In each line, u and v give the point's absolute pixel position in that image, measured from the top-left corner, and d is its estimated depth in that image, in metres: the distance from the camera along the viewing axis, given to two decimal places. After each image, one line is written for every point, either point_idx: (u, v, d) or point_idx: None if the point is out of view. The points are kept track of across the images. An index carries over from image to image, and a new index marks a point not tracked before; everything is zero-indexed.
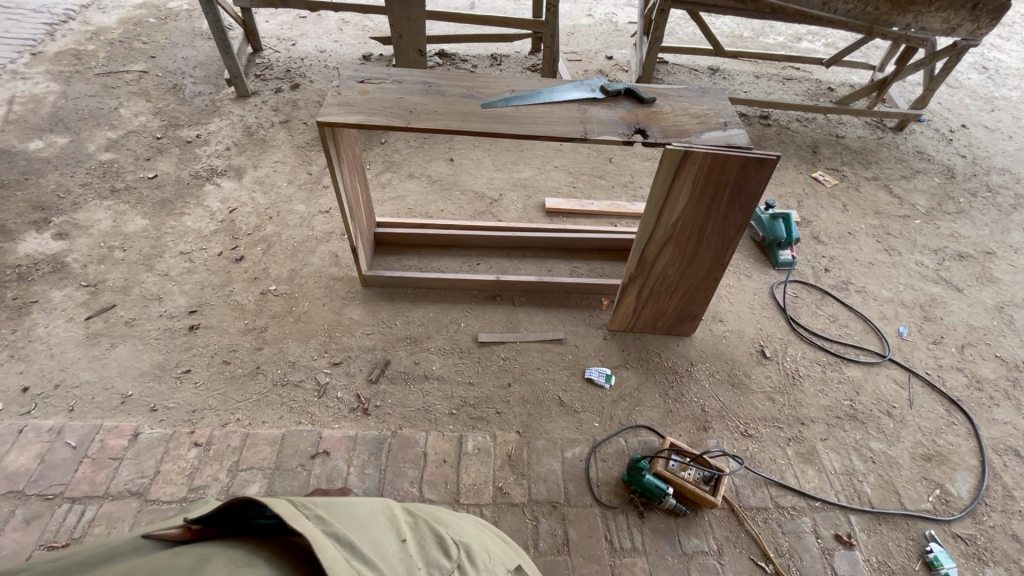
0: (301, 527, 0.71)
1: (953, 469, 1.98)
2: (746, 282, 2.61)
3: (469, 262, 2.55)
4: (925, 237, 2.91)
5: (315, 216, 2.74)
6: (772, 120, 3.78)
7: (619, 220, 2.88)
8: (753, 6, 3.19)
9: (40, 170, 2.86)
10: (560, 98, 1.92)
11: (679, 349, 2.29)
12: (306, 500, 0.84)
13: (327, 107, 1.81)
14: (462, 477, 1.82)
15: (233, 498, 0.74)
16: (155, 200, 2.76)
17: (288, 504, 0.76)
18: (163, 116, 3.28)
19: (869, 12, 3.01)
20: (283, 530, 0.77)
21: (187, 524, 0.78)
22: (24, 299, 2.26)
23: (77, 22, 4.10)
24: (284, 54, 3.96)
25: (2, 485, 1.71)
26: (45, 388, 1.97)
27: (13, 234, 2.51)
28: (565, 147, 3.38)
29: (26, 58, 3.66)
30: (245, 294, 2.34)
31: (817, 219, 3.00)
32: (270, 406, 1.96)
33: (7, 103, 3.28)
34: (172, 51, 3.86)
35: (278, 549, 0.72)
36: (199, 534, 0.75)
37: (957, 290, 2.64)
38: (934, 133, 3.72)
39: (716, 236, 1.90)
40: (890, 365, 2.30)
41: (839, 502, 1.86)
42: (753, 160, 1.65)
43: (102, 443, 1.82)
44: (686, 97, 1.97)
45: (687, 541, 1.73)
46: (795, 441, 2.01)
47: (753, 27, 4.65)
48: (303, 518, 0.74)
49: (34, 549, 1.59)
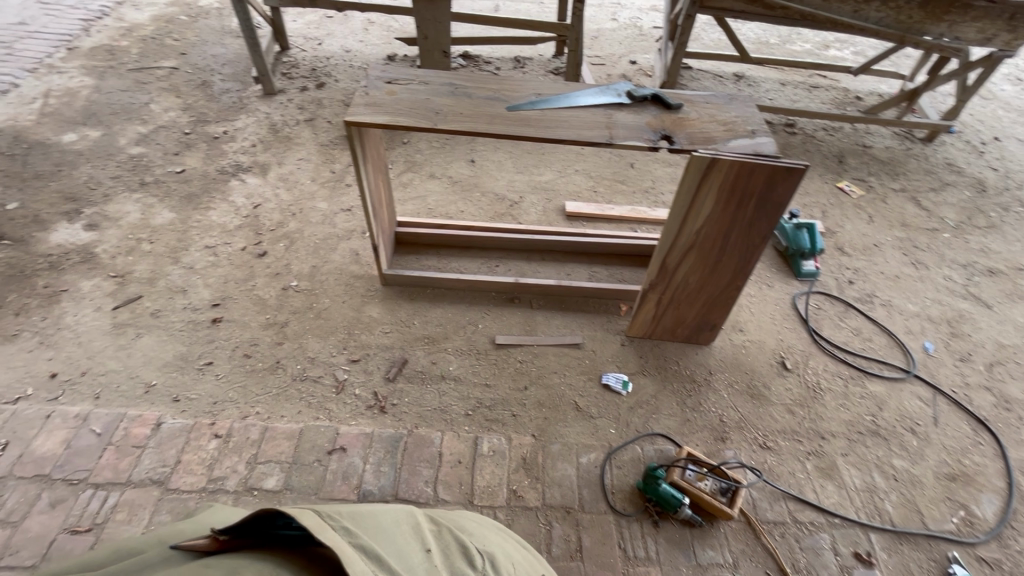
0: (325, 539, 0.72)
1: (979, 490, 1.93)
2: (768, 292, 2.57)
3: (489, 264, 2.56)
4: (953, 251, 2.85)
5: (337, 214, 2.77)
6: (798, 128, 3.73)
7: (639, 226, 2.86)
8: (782, 12, 3.14)
9: (73, 162, 2.93)
10: (586, 102, 1.91)
11: (697, 358, 2.27)
12: (331, 511, 0.85)
13: (354, 107, 1.83)
14: (477, 478, 1.82)
15: (258, 510, 0.75)
16: (182, 193, 2.82)
17: (314, 516, 0.77)
18: (192, 112, 3.35)
19: (902, 20, 2.96)
20: (309, 542, 0.78)
21: (213, 534, 0.79)
22: (55, 288, 2.32)
23: (111, 18, 4.20)
24: (311, 54, 4.01)
25: (29, 468, 1.76)
26: (73, 375, 2.02)
27: (45, 224, 2.58)
28: (586, 152, 3.37)
29: (62, 53, 3.76)
30: (267, 289, 2.37)
31: (841, 229, 2.95)
32: (289, 401, 1.99)
33: (43, 96, 3.37)
34: (202, 49, 3.94)
35: (305, 563, 0.73)
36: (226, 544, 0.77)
37: (987, 307, 2.57)
38: (965, 145, 3.63)
39: (740, 245, 1.87)
40: (915, 382, 2.25)
41: (859, 519, 1.82)
42: (780, 169, 1.62)
43: (126, 431, 1.86)
44: (713, 104, 1.95)
45: (702, 553, 1.71)
46: (815, 456, 1.98)
47: (780, 33, 4.60)
48: (329, 530, 0.75)
49: (58, 532, 1.62)
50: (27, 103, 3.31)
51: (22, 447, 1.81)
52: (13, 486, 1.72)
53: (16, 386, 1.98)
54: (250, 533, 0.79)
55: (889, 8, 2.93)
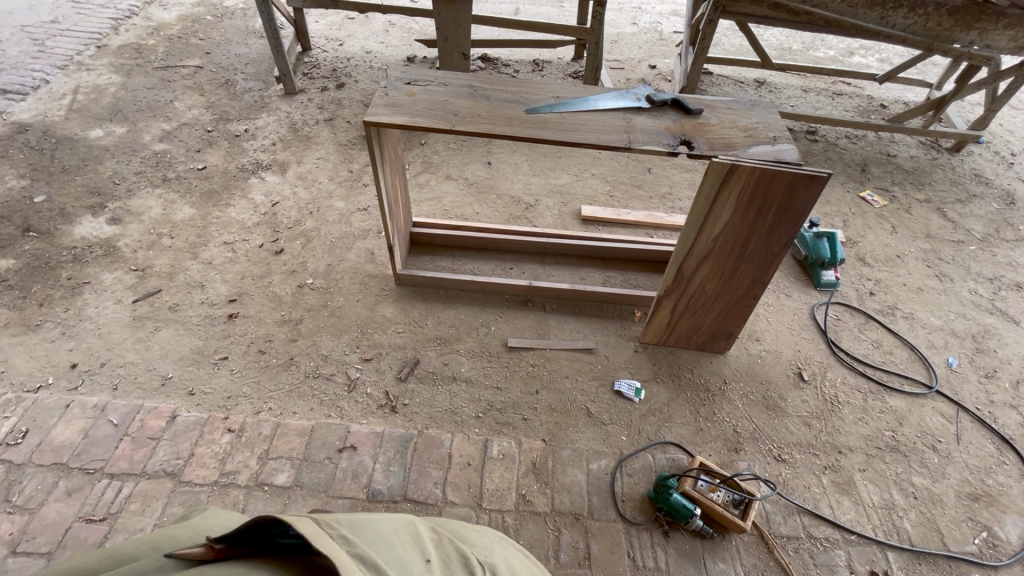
0: (322, 547, 0.71)
1: (1003, 512, 1.87)
2: (786, 302, 2.53)
3: (503, 266, 2.55)
4: (979, 264, 2.77)
5: (354, 213, 2.79)
6: (820, 136, 3.68)
7: (656, 231, 2.84)
8: (806, 18, 3.08)
9: (98, 157, 2.99)
10: (605, 106, 1.90)
11: (712, 367, 2.23)
12: (330, 519, 0.86)
13: (374, 107, 1.84)
14: (486, 481, 1.81)
15: (257, 518, 0.77)
16: (203, 190, 2.86)
17: (311, 523, 0.78)
18: (215, 110, 3.40)
19: (930, 28, 2.90)
20: (306, 550, 0.80)
21: (209, 543, 0.81)
22: (77, 280, 2.36)
23: (139, 18, 4.29)
24: (332, 54, 4.06)
25: (48, 456, 1.79)
26: (92, 366, 2.06)
27: (70, 217, 2.64)
28: (604, 156, 3.35)
29: (92, 51, 3.85)
30: (283, 287, 2.40)
31: (863, 239, 2.89)
32: (301, 397, 2.00)
33: (72, 92, 3.46)
34: (226, 48, 4.00)
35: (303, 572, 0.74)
36: (223, 553, 0.79)
37: (1014, 322, 2.50)
38: (993, 156, 3.55)
39: (759, 252, 1.84)
40: (937, 398, 2.19)
41: (876, 537, 1.78)
42: (802, 176, 1.59)
43: (142, 423, 1.89)
44: (734, 109, 1.93)
45: (712, 565, 1.68)
46: (831, 470, 1.94)
47: (804, 39, 4.54)
48: (326, 538, 0.76)
49: (74, 521, 1.65)
50: (57, 99, 3.39)
51: (42, 434, 1.85)
52: (31, 474, 1.75)
53: (38, 375, 2.02)
54: (247, 542, 0.81)
55: (918, 15, 2.87)
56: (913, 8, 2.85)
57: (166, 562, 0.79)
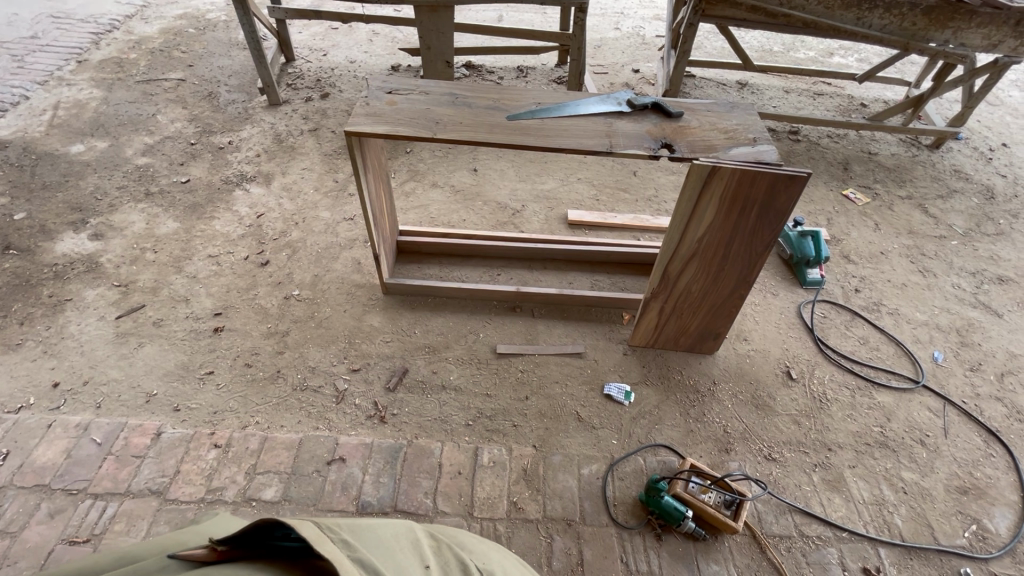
0: (323, 551, 0.71)
1: (991, 504, 1.88)
2: (773, 301, 2.55)
3: (491, 272, 2.55)
4: (962, 259, 2.81)
5: (339, 223, 2.78)
6: (802, 135, 3.73)
7: (642, 234, 2.85)
8: (784, 20, 3.12)
9: (80, 172, 2.96)
10: (587, 111, 1.91)
11: (701, 367, 2.24)
12: (332, 522, 0.86)
13: (355, 117, 1.83)
14: (477, 490, 1.80)
15: (259, 520, 0.76)
16: (187, 204, 2.84)
17: (314, 527, 0.77)
18: (198, 123, 3.38)
19: (906, 27, 2.93)
20: (307, 553, 0.80)
21: (211, 545, 0.81)
22: (59, 298, 2.33)
23: (120, 32, 4.27)
24: (315, 64, 4.06)
25: (30, 477, 1.76)
26: (75, 384, 2.03)
27: (51, 234, 2.60)
28: (589, 160, 3.37)
29: (71, 66, 3.82)
30: (269, 298, 2.38)
31: (847, 237, 2.92)
32: (289, 410, 1.98)
33: (53, 108, 3.43)
34: (209, 60, 3.99)
35: None
36: (225, 555, 0.78)
37: (997, 315, 2.53)
38: (972, 151, 3.60)
39: (743, 253, 1.85)
40: (924, 392, 2.21)
41: (868, 533, 1.78)
42: (782, 177, 1.60)
43: (126, 441, 1.86)
44: (714, 112, 1.94)
45: (705, 567, 1.67)
46: (822, 468, 1.94)
47: (785, 41, 4.61)
48: (329, 542, 0.75)
49: (57, 543, 1.62)
50: (37, 115, 3.35)
51: (23, 456, 1.81)
52: (13, 496, 1.72)
53: (19, 396, 1.98)
54: (249, 543, 0.81)
55: (894, 14, 2.91)
56: (889, 8, 2.89)
57: (168, 565, 0.79)
